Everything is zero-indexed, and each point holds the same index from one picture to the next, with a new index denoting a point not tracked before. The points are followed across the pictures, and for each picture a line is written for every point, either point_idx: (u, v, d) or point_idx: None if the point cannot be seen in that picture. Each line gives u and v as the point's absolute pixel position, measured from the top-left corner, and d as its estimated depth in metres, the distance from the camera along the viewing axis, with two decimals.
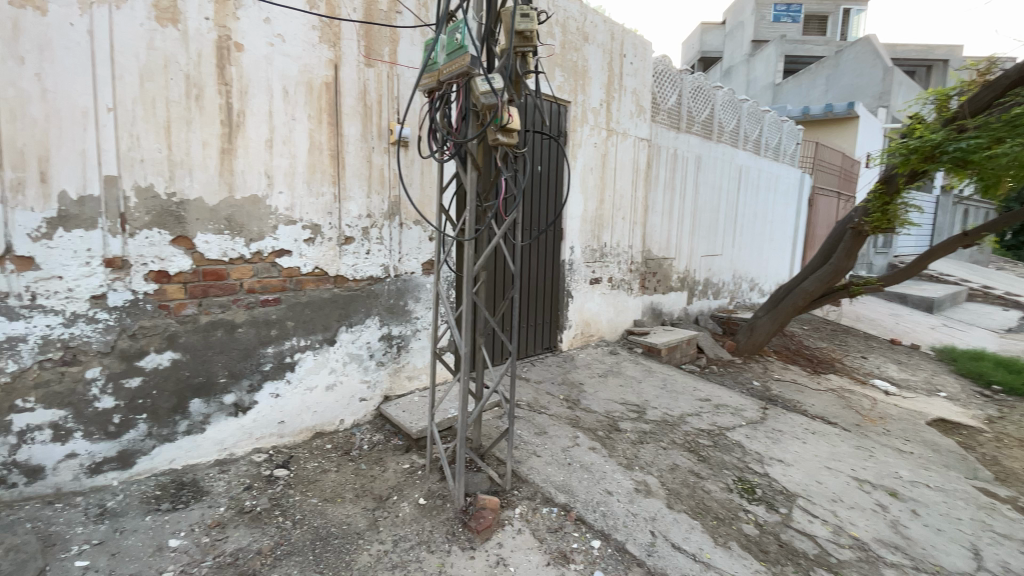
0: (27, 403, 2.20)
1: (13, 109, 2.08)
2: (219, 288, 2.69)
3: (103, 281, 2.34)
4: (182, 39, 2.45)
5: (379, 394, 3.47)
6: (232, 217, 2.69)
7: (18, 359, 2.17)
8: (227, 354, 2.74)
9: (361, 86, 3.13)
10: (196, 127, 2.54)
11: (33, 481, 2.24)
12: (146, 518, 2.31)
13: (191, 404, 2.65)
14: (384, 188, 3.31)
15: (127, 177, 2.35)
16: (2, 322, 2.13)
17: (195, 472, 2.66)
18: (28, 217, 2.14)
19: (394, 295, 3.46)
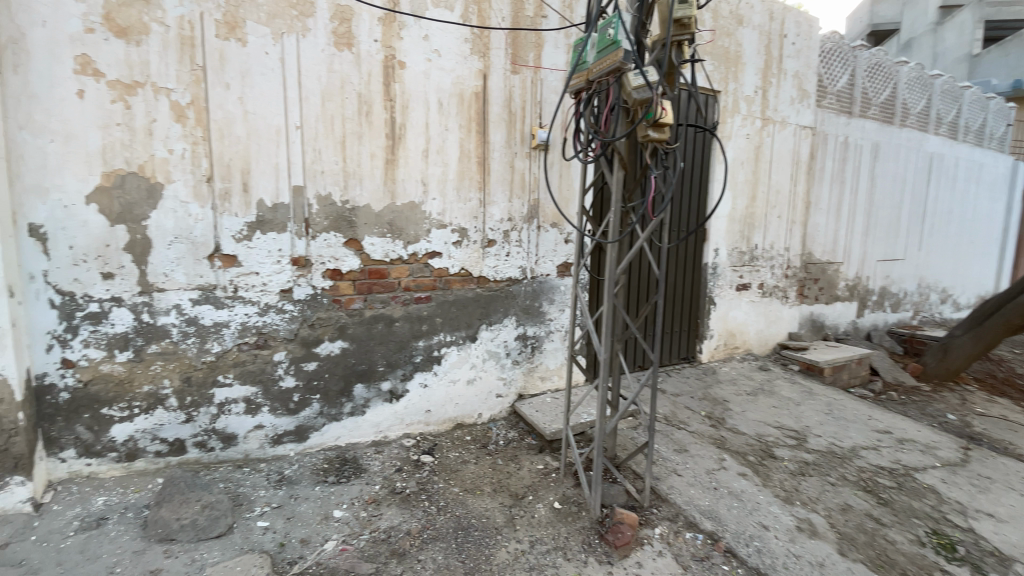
0: (227, 379, 2.62)
1: (222, 129, 2.48)
2: (381, 285, 2.97)
3: (290, 277, 2.71)
4: (355, 62, 2.75)
5: (514, 392, 3.53)
6: (394, 221, 2.95)
7: (222, 341, 2.59)
8: (385, 345, 3.01)
9: (507, 92, 3.21)
10: (366, 140, 2.82)
11: (227, 447, 2.66)
12: (316, 488, 2.63)
13: (356, 389, 2.95)
14: (525, 192, 3.36)
15: (311, 186, 2.70)
16: (211, 309, 2.55)
17: (355, 450, 2.97)
18: (233, 221, 2.55)
19: (530, 296, 3.49)
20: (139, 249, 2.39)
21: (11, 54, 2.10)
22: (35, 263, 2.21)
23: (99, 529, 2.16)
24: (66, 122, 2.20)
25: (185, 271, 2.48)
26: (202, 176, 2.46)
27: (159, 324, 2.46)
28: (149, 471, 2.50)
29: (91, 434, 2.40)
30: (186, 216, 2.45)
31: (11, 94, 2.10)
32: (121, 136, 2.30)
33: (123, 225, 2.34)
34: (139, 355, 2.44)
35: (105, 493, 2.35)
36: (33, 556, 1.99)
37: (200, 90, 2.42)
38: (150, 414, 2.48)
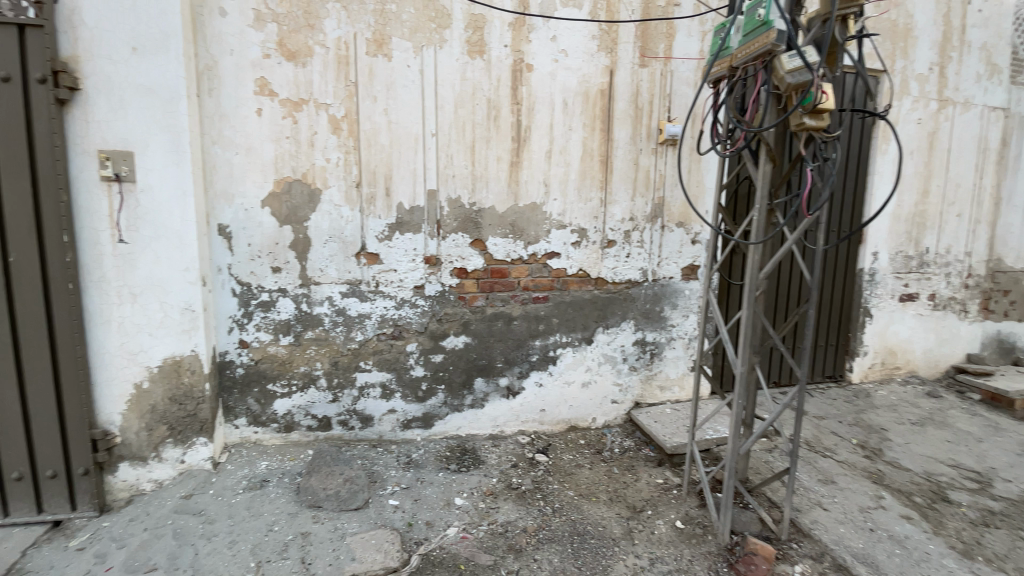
0: (367, 365, 2.87)
1: (370, 138, 2.71)
2: (502, 284, 3.04)
3: (423, 275, 2.89)
4: (486, 68, 2.83)
5: (631, 399, 3.40)
6: (516, 222, 3.00)
7: (364, 331, 2.84)
8: (504, 342, 3.08)
9: (634, 88, 3.09)
10: (494, 144, 2.90)
11: (365, 426, 2.91)
12: (439, 474, 2.77)
13: (476, 382, 3.07)
14: (650, 190, 3.21)
15: (442, 190, 2.85)
16: (356, 301, 2.82)
17: (474, 442, 3.08)
18: (377, 222, 2.78)
19: (651, 300, 3.33)
20: (301, 246, 2.70)
21: (208, 79, 2.48)
22: (222, 258, 2.61)
23: (260, 490, 2.41)
24: (248, 138, 2.56)
25: (336, 267, 2.77)
26: (352, 181, 2.72)
27: (314, 313, 2.77)
28: (301, 443, 2.81)
29: (258, 406, 2.76)
30: (338, 217, 2.73)
31: (208, 115, 2.48)
32: (288, 148, 2.62)
33: (289, 226, 2.67)
34: (298, 340, 2.77)
35: (267, 459, 2.66)
36: (209, 508, 2.26)
37: (352, 104, 2.66)
38: (304, 392, 2.80)
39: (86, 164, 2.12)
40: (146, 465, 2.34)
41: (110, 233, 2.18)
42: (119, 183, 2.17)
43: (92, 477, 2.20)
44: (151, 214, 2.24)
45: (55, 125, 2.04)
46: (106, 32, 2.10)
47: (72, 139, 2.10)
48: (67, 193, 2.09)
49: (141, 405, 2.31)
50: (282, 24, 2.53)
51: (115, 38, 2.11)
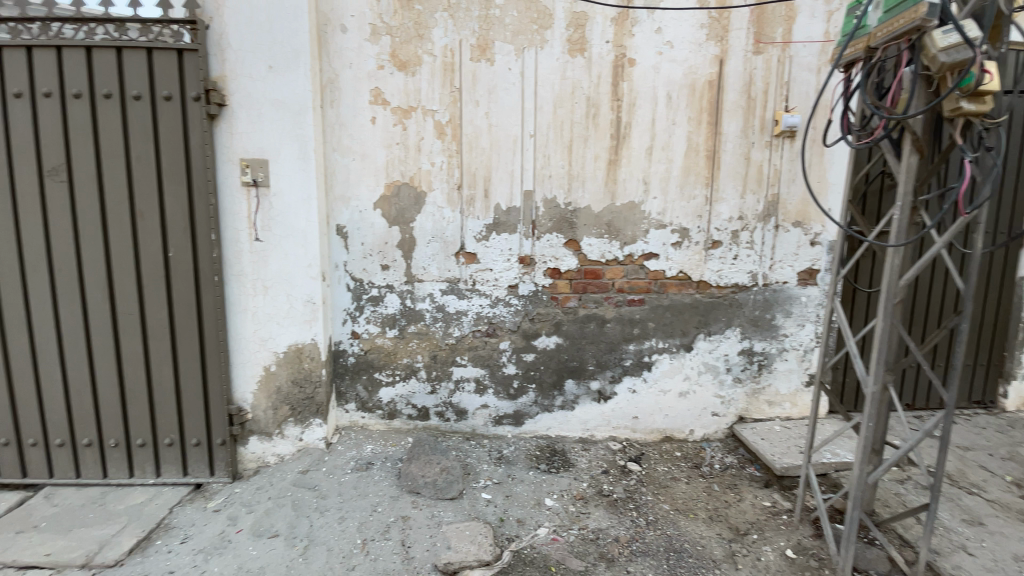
0: (462, 360, 2.96)
1: (471, 142, 2.78)
2: (596, 286, 2.97)
3: (517, 274, 2.92)
4: (586, 66, 2.78)
5: (734, 413, 3.16)
6: (612, 222, 2.92)
7: (460, 327, 2.94)
8: (596, 345, 3.01)
9: (746, 78, 2.87)
10: (591, 143, 2.84)
11: (460, 419, 3.00)
12: (530, 472, 2.78)
13: (567, 384, 3.04)
14: (762, 187, 2.97)
15: (539, 191, 2.86)
16: (455, 299, 2.92)
17: (564, 443, 3.05)
18: (476, 223, 2.86)
19: (760, 306, 3.08)
20: (407, 246, 2.86)
21: (331, 92, 2.68)
22: (340, 255, 2.82)
23: (367, 471, 2.58)
24: (363, 144, 2.74)
25: (437, 266, 2.89)
26: (454, 184, 2.81)
27: (417, 308, 2.92)
28: (402, 430, 2.96)
29: (365, 393, 2.94)
30: (441, 219, 2.85)
31: (330, 124, 2.69)
32: (398, 153, 2.77)
33: (397, 227, 2.84)
34: (402, 333, 2.93)
35: (372, 442, 2.83)
36: (322, 484, 2.45)
37: (456, 109, 2.75)
38: (406, 382, 2.95)
39: (231, 172, 2.40)
40: (271, 440, 2.59)
41: (248, 232, 2.45)
42: (257, 188, 2.43)
43: (227, 447, 2.49)
44: (282, 215, 2.47)
45: (207, 137, 2.34)
46: (248, 54, 2.36)
47: (219, 149, 2.39)
48: (215, 197, 2.39)
49: (268, 386, 2.55)
50: (395, 36, 2.67)
51: (255, 58, 2.36)
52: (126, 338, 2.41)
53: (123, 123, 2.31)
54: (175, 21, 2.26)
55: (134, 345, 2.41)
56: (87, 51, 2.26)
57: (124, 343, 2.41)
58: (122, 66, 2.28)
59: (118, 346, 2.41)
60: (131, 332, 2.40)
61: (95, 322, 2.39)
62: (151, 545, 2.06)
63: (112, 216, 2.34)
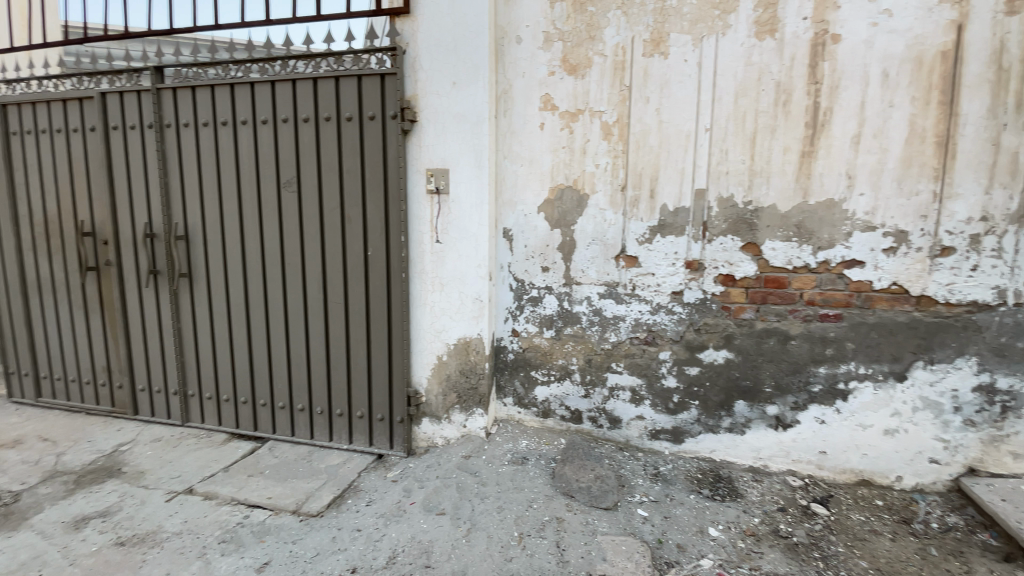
0: (619, 367, 2.78)
1: (640, 140, 2.60)
2: (778, 296, 2.59)
3: (682, 281, 2.66)
4: (777, 48, 2.44)
5: (963, 463, 2.50)
6: (803, 223, 2.52)
7: (617, 333, 2.76)
8: (776, 364, 2.63)
9: (994, 45, 2.27)
10: (780, 133, 2.49)
11: (613, 428, 2.83)
12: (691, 496, 2.52)
13: (737, 405, 2.69)
14: (1020, 178, 2.31)
15: (713, 189, 2.57)
16: (613, 303, 2.75)
17: (730, 470, 2.71)
18: (638, 225, 2.66)
19: (1010, 331, 2.40)
20: (568, 248, 2.75)
21: (504, 102, 2.70)
22: (504, 257, 2.83)
23: (522, 466, 2.63)
24: (532, 151, 2.71)
25: (596, 268, 2.74)
26: (618, 185, 2.65)
27: (574, 311, 2.79)
28: (558, 431, 2.90)
29: (523, 389, 2.93)
30: (602, 221, 2.70)
31: (502, 133, 2.71)
32: (564, 157, 2.68)
33: (559, 230, 2.74)
34: (558, 335, 2.83)
35: (527, 438, 2.85)
36: (482, 471, 2.57)
37: (625, 109, 2.59)
38: (560, 383, 2.86)
39: (418, 181, 2.66)
40: (439, 424, 2.80)
41: (430, 235, 2.69)
42: (439, 195, 2.65)
43: (405, 425, 2.77)
44: (458, 219, 2.66)
45: (401, 150, 2.63)
46: (437, 73, 2.57)
47: (410, 161, 2.66)
48: (406, 204, 2.68)
49: (440, 373, 2.77)
50: (567, 41, 2.61)
51: (442, 77, 2.57)
52: (334, 323, 2.82)
53: (338, 141, 2.70)
54: (379, 49, 2.58)
55: (339, 329, 2.81)
56: (314, 82, 2.69)
57: (332, 328, 2.83)
58: (339, 93, 2.67)
59: (327, 329, 2.84)
60: (338, 318, 2.81)
61: (312, 309, 2.84)
62: (343, 503, 2.36)
63: (328, 220, 2.76)
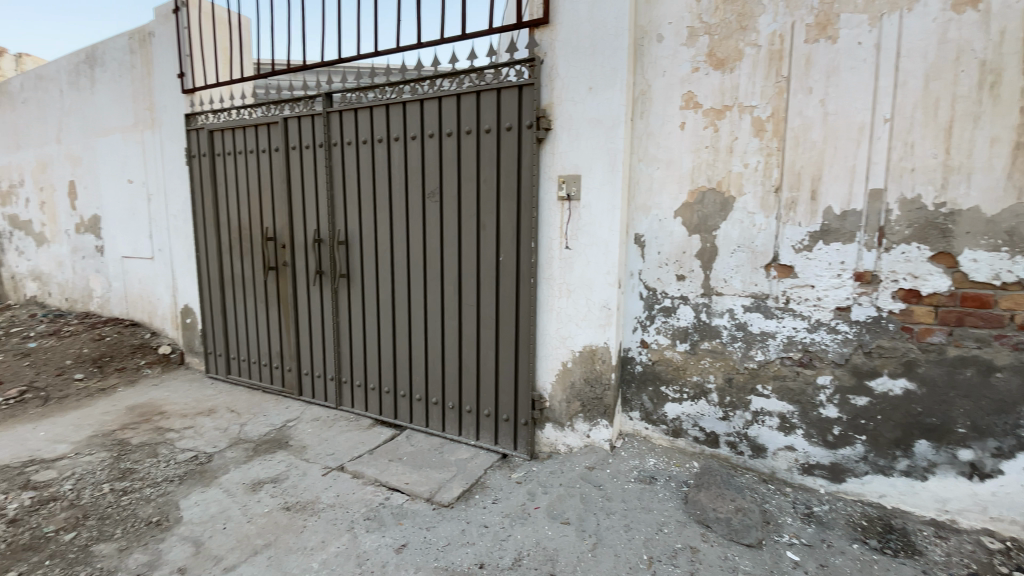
0: (765, 390, 2.49)
1: (798, 136, 2.32)
2: (979, 317, 2.10)
3: (850, 294, 2.29)
4: (982, 21, 1.99)
5: None
6: (1018, 229, 2.01)
7: (765, 351, 2.47)
8: (974, 401, 2.14)
9: None
10: (986, 122, 2.02)
11: (756, 456, 2.55)
12: (853, 545, 2.14)
13: (917, 445, 2.24)
14: None
15: (893, 189, 2.18)
16: (761, 318, 2.47)
17: (905, 521, 2.26)
18: (795, 230, 2.36)
19: None
20: (707, 256, 2.53)
21: (642, 104, 2.59)
22: (635, 264, 2.69)
23: (651, 486, 2.48)
24: (671, 152, 2.55)
25: (742, 278, 2.48)
26: (771, 186, 2.39)
27: (714, 324, 2.56)
28: (689, 452, 2.69)
29: (651, 404, 2.76)
30: (751, 226, 2.44)
31: (638, 136, 2.59)
32: (707, 157, 2.48)
33: (698, 236, 2.53)
34: (694, 349, 2.62)
35: (655, 457, 2.69)
36: (607, 485, 2.48)
37: (783, 101, 2.33)
38: (694, 402, 2.65)
39: (550, 188, 2.62)
40: (562, 431, 2.76)
41: (560, 241, 2.63)
42: (570, 202, 2.57)
43: (529, 427, 2.79)
44: (589, 225, 2.54)
45: (535, 159, 2.61)
46: (574, 79, 2.51)
47: (543, 168, 2.63)
48: (537, 211, 2.65)
49: (565, 381, 2.71)
50: (715, 34, 2.42)
51: (578, 83, 2.50)
52: (467, 325, 2.91)
53: (477, 152, 2.77)
54: (518, 62, 2.60)
55: (471, 331, 2.90)
56: (458, 98, 2.80)
57: (465, 330, 2.92)
58: (480, 105, 2.74)
59: (460, 331, 2.94)
60: (470, 320, 2.89)
61: (448, 310, 2.96)
62: (471, 498, 2.44)
63: (465, 226, 2.85)
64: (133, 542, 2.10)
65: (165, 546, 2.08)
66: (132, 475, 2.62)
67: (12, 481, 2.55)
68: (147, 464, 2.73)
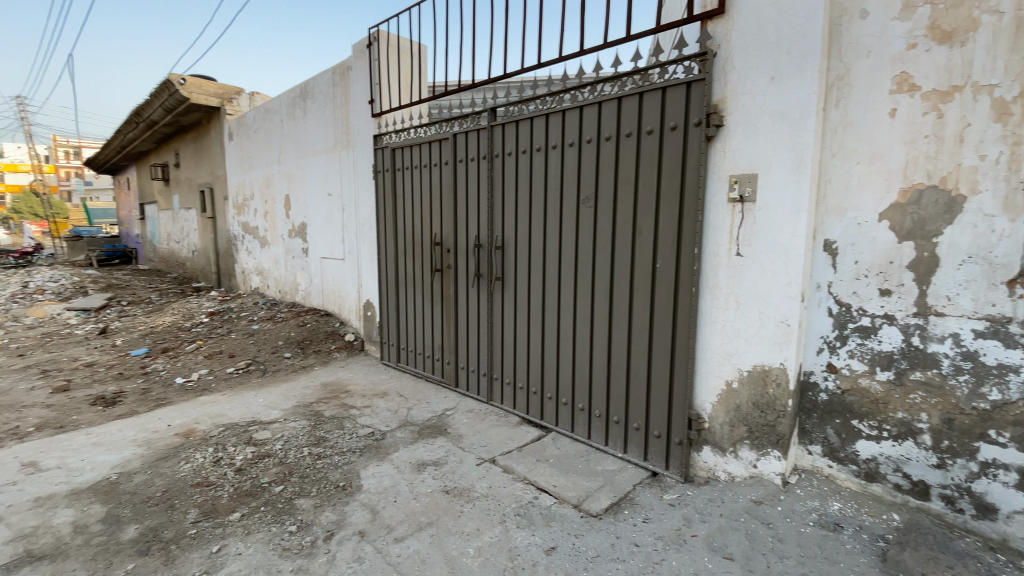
0: (1001, 437, 1.95)
1: None
2: None
3: None
4: None
5: None
6: None
7: (1003, 390, 1.93)
8: None
9: None
10: None
11: (981, 518, 2.01)
12: None
13: None
14: None
15: None
16: (999, 347, 1.94)
17: None
18: None
19: None
20: (924, 267, 2.08)
21: (836, 92, 2.25)
22: (823, 274, 2.34)
23: (835, 534, 2.12)
24: (875, 144, 2.17)
25: (973, 297, 1.98)
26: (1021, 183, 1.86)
27: (929, 351, 2.09)
28: (887, 501, 2.25)
29: (838, 439, 2.37)
30: (988, 231, 1.93)
31: (832, 126, 2.26)
32: (925, 149, 2.05)
33: (911, 242, 2.10)
34: (899, 379, 2.18)
35: (839, 500, 2.31)
36: (778, 524, 2.18)
37: None
38: (898, 442, 2.20)
39: (719, 189, 2.40)
40: (724, 456, 2.51)
41: (728, 247, 2.40)
42: (743, 204, 2.34)
43: (683, 447, 2.59)
44: (766, 229, 2.27)
45: (703, 158, 2.42)
46: (752, 70, 2.27)
47: (712, 168, 2.43)
48: (703, 214, 2.46)
49: (728, 401, 2.47)
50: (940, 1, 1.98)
51: (758, 73, 2.25)
52: (617, 333, 2.85)
53: (637, 155, 2.68)
54: (687, 58, 2.43)
55: (622, 339, 2.82)
56: (619, 101, 2.75)
57: (615, 337, 2.86)
58: (642, 106, 2.65)
59: (610, 337, 2.88)
60: (621, 328, 2.82)
61: (598, 316, 2.93)
62: (621, 512, 2.35)
63: (620, 231, 2.78)
64: (325, 502, 2.43)
65: (348, 509, 2.37)
66: (325, 443, 3.05)
67: (240, 436, 3.15)
68: (335, 435, 3.16)
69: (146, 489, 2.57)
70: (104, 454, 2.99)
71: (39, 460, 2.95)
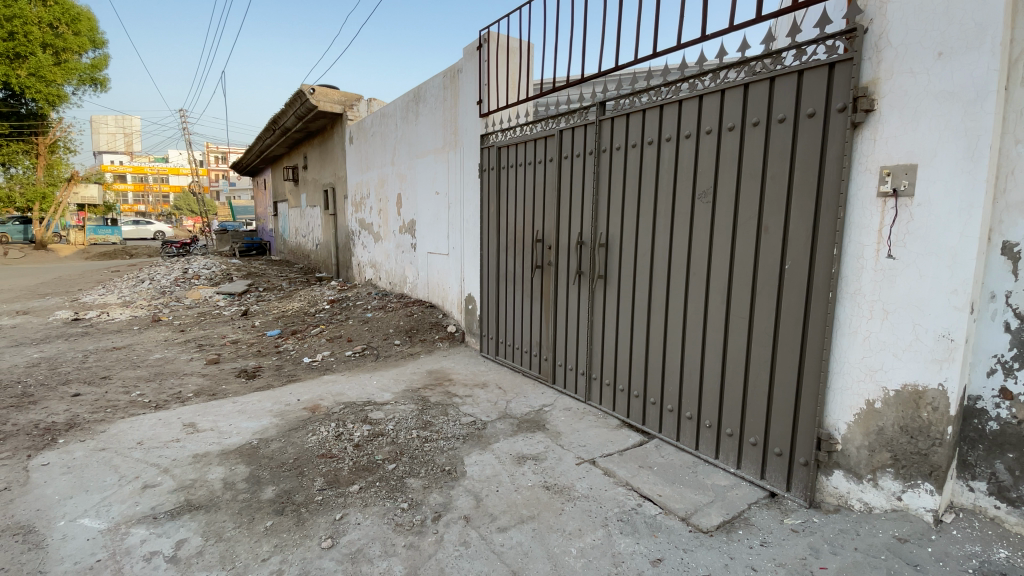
0: None
1: None
2: None
3: None
4: None
5: None
6: None
7: None
8: None
9: None
10: None
11: None
12: None
13: None
14: None
15: None
16: None
17: None
18: None
19: None
20: None
21: None
22: (1000, 283, 1.95)
23: None
24: None
25: None
26: None
27: None
28: None
29: (1010, 477, 2.00)
30: None
31: (1017, 107, 1.88)
32: None
33: None
34: None
35: (1007, 547, 1.95)
36: (929, 567, 1.89)
37: None
38: None
39: (867, 182, 2.13)
40: (860, 483, 2.23)
41: (876, 248, 2.12)
42: (896, 199, 2.05)
43: (809, 469, 2.35)
44: (926, 228, 1.97)
45: (847, 147, 2.16)
46: (913, 46, 1.97)
47: (858, 158, 2.16)
48: (845, 211, 2.20)
49: (869, 423, 2.18)
50: None
51: (921, 48, 1.95)
52: (733, 338, 2.66)
53: (765, 146, 2.47)
54: (831, 36, 2.18)
55: (739, 345, 2.63)
56: (744, 88, 2.56)
57: (731, 342, 2.67)
58: (773, 93, 2.43)
59: (725, 343, 2.70)
60: (739, 333, 2.63)
61: (712, 318, 2.76)
62: (734, 532, 2.19)
63: (742, 230, 2.59)
64: (432, 484, 2.55)
65: (454, 493, 2.46)
66: (431, 427, 3.21)
67: (357, 414, 3.43)
68: (440, 420, 3.31)
69: (280, 455, 2.88)
70: (247, 421, 3.41)
71: (197, 421, 3.44)
